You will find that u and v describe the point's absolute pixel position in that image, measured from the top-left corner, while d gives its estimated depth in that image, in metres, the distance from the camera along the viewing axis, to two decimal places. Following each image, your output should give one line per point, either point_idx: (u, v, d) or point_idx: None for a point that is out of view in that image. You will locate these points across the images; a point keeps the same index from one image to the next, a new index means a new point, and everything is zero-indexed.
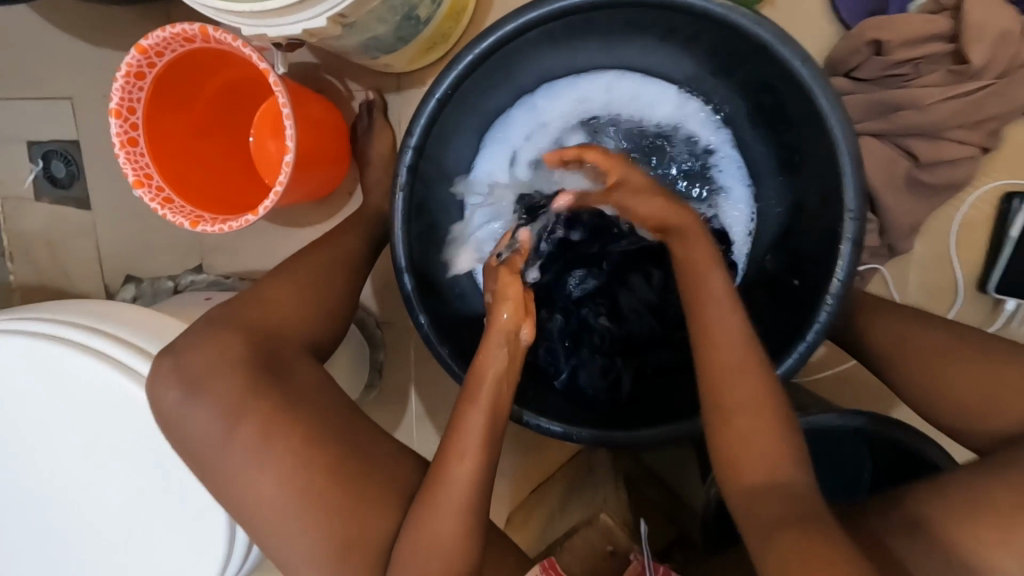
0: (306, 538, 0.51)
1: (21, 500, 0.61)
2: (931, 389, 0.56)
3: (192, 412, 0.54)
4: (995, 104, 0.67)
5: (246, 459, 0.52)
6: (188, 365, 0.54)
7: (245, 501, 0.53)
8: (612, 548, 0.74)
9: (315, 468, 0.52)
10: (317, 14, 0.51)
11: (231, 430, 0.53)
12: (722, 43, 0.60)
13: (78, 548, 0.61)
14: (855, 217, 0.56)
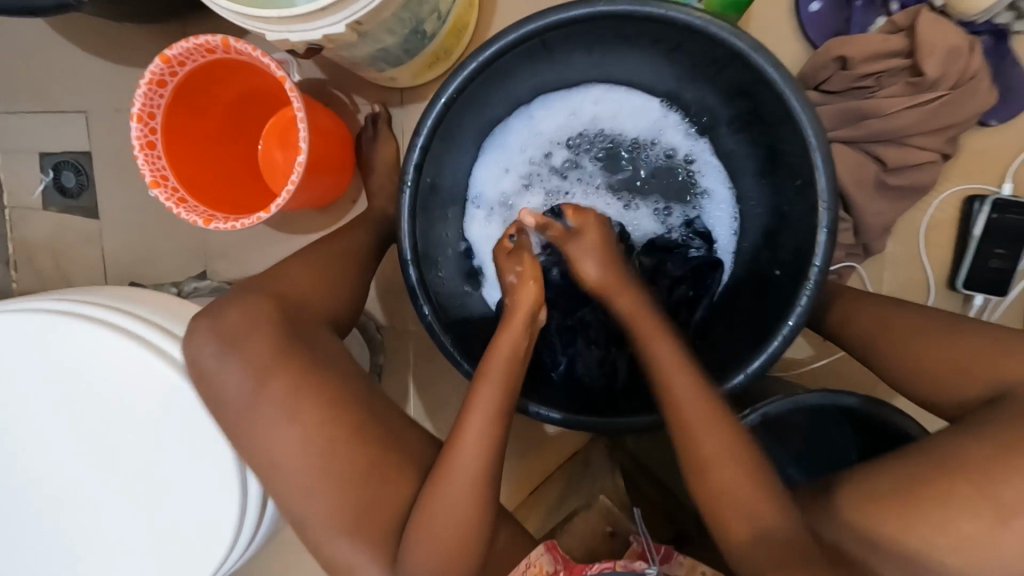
0: (326, 498, 0.54)
1: (31, 482, 0.62)
2: (905, 363, 0.60)
3: (221, 372, 0.56)
4: (950, 112, 0.74)
5: (275, 415, 0.56)
6: (222, 327, 0.57)
7: (270, 463, 0.56)
8: (611, 528, 0.70)
9: (336, 434, 0.55)
10: (336, 21, 0.56)
11: (260, 389, 0.56)
12: (701, 54, 0.66)
13: (88, 527, 0.62)
14: (827, 208, 0.61)
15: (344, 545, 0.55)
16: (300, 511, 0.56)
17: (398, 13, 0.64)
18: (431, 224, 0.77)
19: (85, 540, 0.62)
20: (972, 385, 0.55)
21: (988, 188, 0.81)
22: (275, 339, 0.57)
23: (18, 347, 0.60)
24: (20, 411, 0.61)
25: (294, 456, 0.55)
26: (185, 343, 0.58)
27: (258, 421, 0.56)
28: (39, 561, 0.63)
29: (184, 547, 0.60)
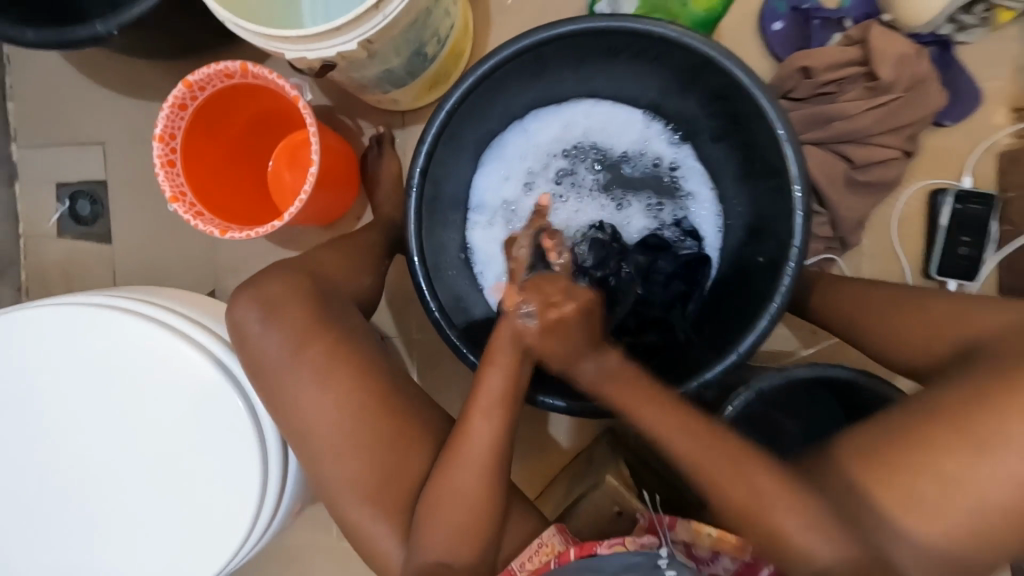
0: (358, 458, 0.60)
1: (53, 475, 0.63)
2: (885, 336, 0.64)
3: (265, 338, 0.61)
4: (907, 112, 0.81)
5: (312, 379, 0.60)
6: (268, 296, 0.62)
7: (304, 429, 0.60)
8: (618, 508, 0.75)
9: (360, 411, 0.60)
10: (349, 39, 0.63)
11: (299, 352, 0.60)
12: (679, 63, 0.73)
13: (108, 517, 0.63)
14: (801, 193, 0.67)
15: (369, 509, 0.60)
16: (330, 476, 0.61)
17: (403, 35, 0.71)
18: (435, 228, 0.83)
19: (104, 530, 0.63)
20: (943, 345, 0.59)
21: (950, 183, 0.88)
22: (297, 327, 0.61)
23: (42, 340, 0.63)
24: (41, 405, 0.63)
25: (326, 422, 0.60)
26: (230, 304, 0.63)
27: (296, 385, 0.60)
28: (56, 554, 0.64)
29: (204, 528, 0.62)
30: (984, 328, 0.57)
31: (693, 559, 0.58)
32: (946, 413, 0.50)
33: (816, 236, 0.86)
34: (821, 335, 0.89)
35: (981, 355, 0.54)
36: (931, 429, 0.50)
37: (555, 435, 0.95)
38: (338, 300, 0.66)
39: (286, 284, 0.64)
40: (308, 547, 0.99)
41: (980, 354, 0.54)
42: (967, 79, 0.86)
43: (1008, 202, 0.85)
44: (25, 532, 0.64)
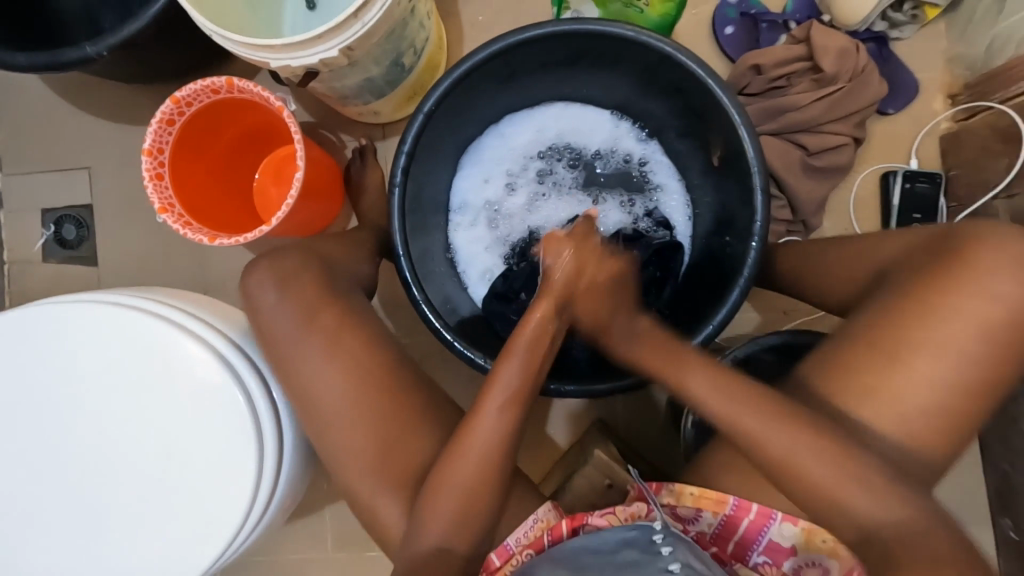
0: (365, 423, 0.62)
1: (50, 475, 0.64)
2: (822, 275, 0.71)
3: (280, 305, 0.64)
4: (851, 101, 0.88)
5: (318, 347, 0.63)
6: (283, 267, 0.66)
7: (316, 397, 0.63)
8: (609, 481, 0.80)
9: (372, 380, 0.63)
10: (331, 47, 0.68)
11: (313, 322, 0.64)
12: (639, 62, 0.79)
13: (105, 512, 0.64)
14: (759, 172, 0.72)
15: (372, 482, 0.62)
16: (334, 450, 0.63)
17: (381, 46, 0.76)
18: (418, 228, 0.86)
19: (100, 527, 0.64)
20: (862, 272, 0.67)
21: (898, 165, 0.94)
22: (302, 303, 0.64)
23: (42, 338, 0.65)
24: (40, 402, 0.65)
25: (333, 393, 0.62)
26: (245, 278, 0.66)
27: (305, 356, 0.63)
28: (51, 553, 0.64)
29: (200, 521, 0.63)
30: (892, 253, 0.65)
31: (679, 518, 0.60)
32: (873, 344, 0.58)
33: (777, 219, 0.91)
34: (790, 318, 0.95)
35: (892, 277, 0.62)
36: None
37: (550, 430, 0.96)
38: (335, 282, 0.68)
39: (301, 259, 0.68)
40: (306, 563, 0.97)
41: (891, 277, 0.62)
42: (903, 71, 0.93)
43: (951, 180, 0.93)
44: (20, 531, 0.64)
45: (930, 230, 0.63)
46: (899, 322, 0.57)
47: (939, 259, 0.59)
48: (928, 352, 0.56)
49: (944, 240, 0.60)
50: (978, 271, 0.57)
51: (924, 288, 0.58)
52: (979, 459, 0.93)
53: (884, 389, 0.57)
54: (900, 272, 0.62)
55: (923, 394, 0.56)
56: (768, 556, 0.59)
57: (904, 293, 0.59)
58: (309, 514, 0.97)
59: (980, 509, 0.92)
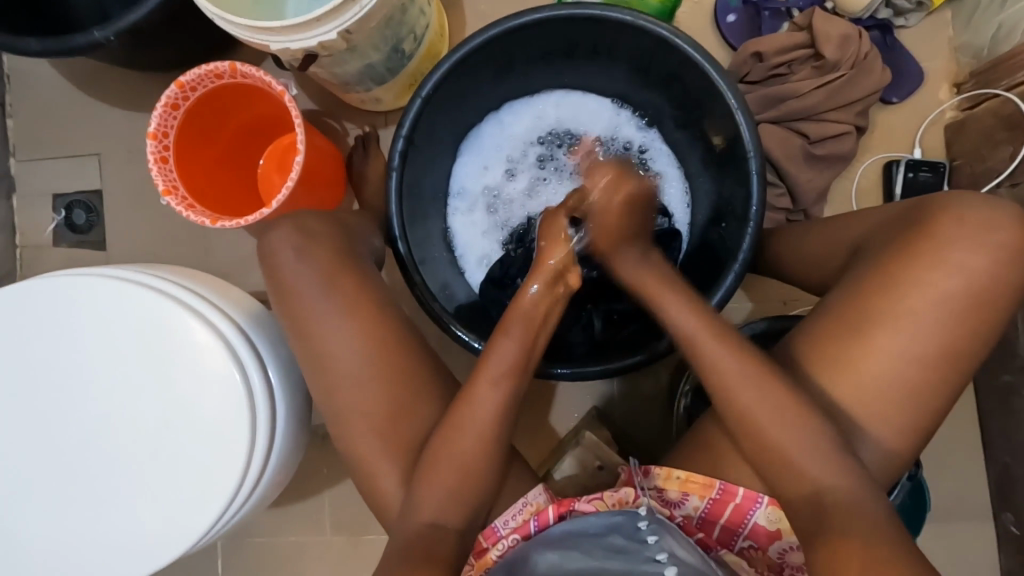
0: (371, 388, 0.63)
1: (52, 446, 0.67)
2: (802, 256, 0.71)
3: (299, 264, 0.65)
4: (852, 89, 0.87)
5: (332, 312, 0.64)
6: (307, 227, 0.67)
7: (328, 357, 0.64)
8: (599, 463, 0.81)
9: (382, 350, 0.64)
10: (329, 29, 0.69)
11: (332, 285, 0.65)
12: (637, 47, 0.79)
13: (104, 479, 0.66)
14: (755, 156, 0.71)
15: (370, 448, 0.63)
16: (337, 414, 0.64)
17: (380, 31, 0.77)
18: (418, 213, 0.86)
19: (99, 493, 0.66)
20: (839, 250, 0.67)
21: (902, 155, 0.94)
22: (327, 261, 0.65)
23: (46, 309, 0.67)
24: (44, 373, 0.67)
25: (348, 355, 0.63)
26: (265, 238, 0.67)
27: (324, 314, 0.64)
28: (52, 517, 0.66)
29: (195, 488, 0.65)
30: (866, 230, 0.65)
31: (665, 503, 0.60)
32: (841, 319, 0.58)
33: (775, 207, 0.90)
34: (789, 307, 0.94)
35: (866, 252, 0.62)
36: None
37: (548, 418, 0.96)
38: (355, 250, 0.70)
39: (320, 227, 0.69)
40: (303, 545, 0.99)
41: (865, 252, 0.62)
42: (907, 59, 0.92)
43: (955, 169, 0.92)
44: (21, 496, 0.67)
45: (901, 205, 0.63)
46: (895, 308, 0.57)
47: (904, 234, 0.59)
48: (918, 335, 0.56)
49: (911, 215, 0.60)
50: (945, 245, 0.56)
51: (893, 260, 0.58)
52: (981, 454, 0.92)
53: (864, 363, 0.57)
54: (872, 247, 0.62)
55: (905, 369, 0.56)
56: (752, 540, 0.60)
57: (876, 265, 0.59)
58: (309, 497, 0.99)
59: (981, 503, 0.91)
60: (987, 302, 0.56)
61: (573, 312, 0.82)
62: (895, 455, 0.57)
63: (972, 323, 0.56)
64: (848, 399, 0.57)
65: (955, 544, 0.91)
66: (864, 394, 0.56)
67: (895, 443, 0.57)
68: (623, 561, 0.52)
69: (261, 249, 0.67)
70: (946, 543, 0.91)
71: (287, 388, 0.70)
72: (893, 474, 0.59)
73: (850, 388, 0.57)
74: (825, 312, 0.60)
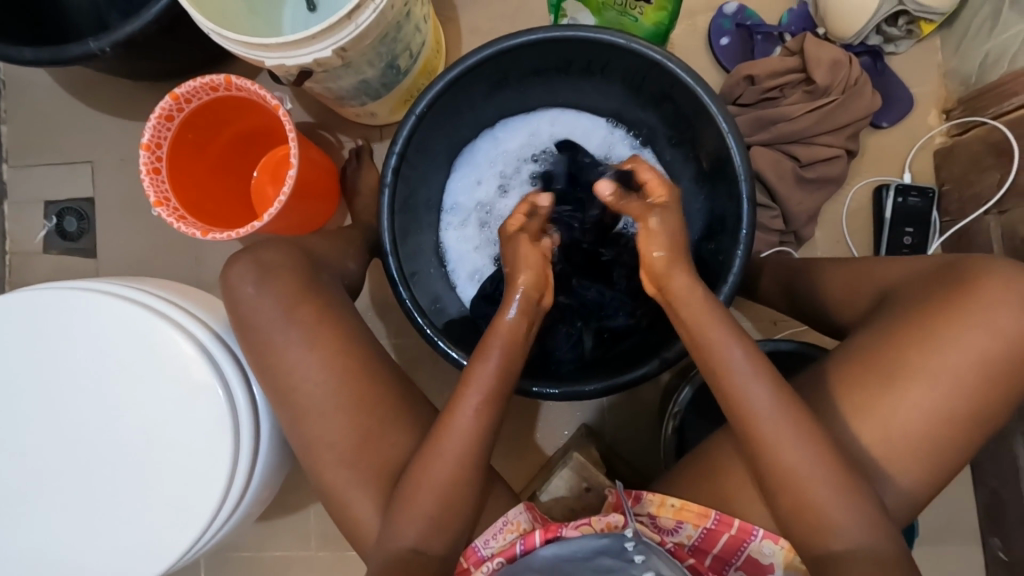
0: (354, 407, 0.63)
1: (31, 459, 0.66)
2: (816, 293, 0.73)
3: (260, 296, 0.64)
4: (844, 113, 0.88)
5: (300, 337, 0.64)
6: (265, 260, 0.66)
7: (308, 381, 0.63)
8: (586, 484, 0.81)
9: (365, 372, 0.64)
10: (324, 47, 0.69)
11: (301, 308, 0.64)
12: (629, 68, 0.80)
13: (81, 499, 0.65)
14: (746, 179, 0.71)
15: (352, 469, 0.63)
16: (315, 432, 0.63)
17: (376, 47, 0.78)
18: (411, 228, 0.86)
19: (72, 512, 0.65)
20: (861, 295, 0.67)
21: (891, 178, 0.95)
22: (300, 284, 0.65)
23: (29, 323, 0.66)
24: (25, 384, 0.66)
25: (318, 378, 0.63)
26: (226, 267, 0.67)
27: (287, 342, 0.64)
28: (29, 533, 0.65)
29: (172, 511, 0.64)
30: (894, 277, 0.65)
31: (658, 530, 0.61)
32: (851, 360, 0.60)
33: (768, 228, 0.91)
34: (780, 328, 0.95)
35: (887, 306, 0.62)
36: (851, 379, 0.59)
37: (536, 436, 0.96)
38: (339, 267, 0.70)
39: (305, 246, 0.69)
40: (287, 560, 0.97)
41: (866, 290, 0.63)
42: (897, 83, 0.94)
43: (944, 194, 0.93)
44: None
45: (934, 260, 0.63)
46: (895, 338, 0.58)
47: (930, 288, 0.60)
48: (896, 362, 0.57)
49: (948, 272, 0.60)
50: (947, 290, 0.58)
51: (917, 309, 0.59)
52: (970, 477, 0.92)
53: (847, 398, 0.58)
54: (900, 298, 0.62)
55: (886, 398, 0.57)
56: (745, 570, 0.59)
57: (895, 317, 0.60)
58: (295, 512, 0.97)
59: (969, 525, 0.91)
60: (975, 329, 0.56)
61: (566, 327, 0.80)
62: (884, 483, 0.57)
63: (960, 351, 0.56)
64: (830, 422, 0.58)
65: (943, 566, 0.91)
66: (845, 416, 0.58)
67: (881, 468, 0.57)
68: None
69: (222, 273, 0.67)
70: (936, 567, 0.91)
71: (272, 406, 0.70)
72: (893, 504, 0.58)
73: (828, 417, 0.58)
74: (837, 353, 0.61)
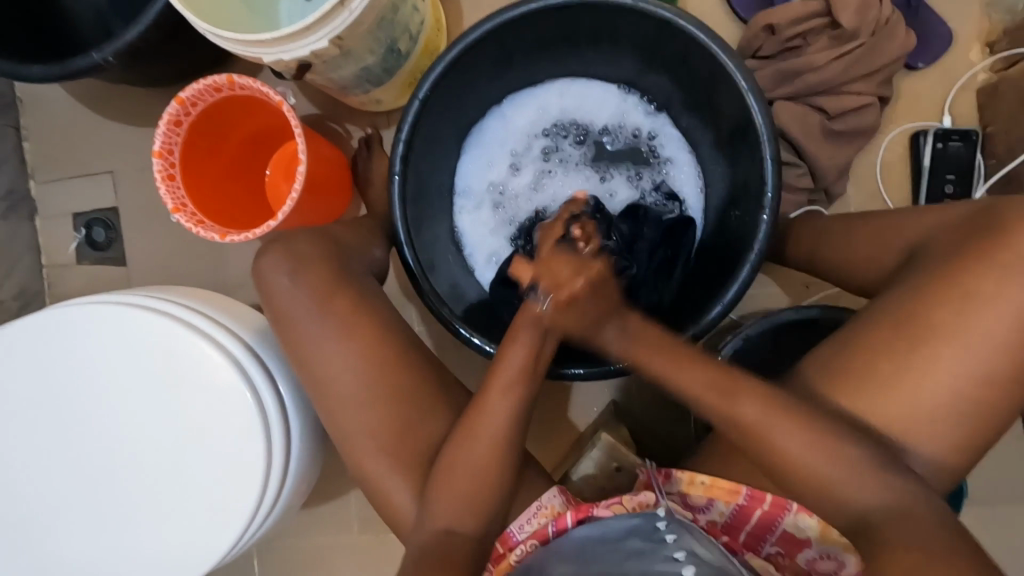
0: (380, 400, 0.64)
1: (80, 466, 0.69)
2: (841, 254, 0.69)
3: (294, 288, 0.65)
4: (874, 57, 0.82)
5: (323, 335, 0.64)
6: (298, 250, 0.68)
7: (334, 376, 0.64)
8: (617, 465, 0.80)
9: (389, 366, 0.65)
10: (320, 38, 0.68)
11: (325, 304, 0.65)
12: (642, 29, 0.75)
13: (130, 502, 0.68)
14: (769, 140, 0.67)
15: (384, 458, 0.64)
16: (345, 427, 0.64)
17: (373, 33, 0.76)
18: (425, 215, 0.85)
19: (122, 514, 0.68)
20: (892, 248, 0.64)
21: (929, 124, 0.88)
22: (320, 281, 0.65)
23: (65, 337, 0.68)
24: (67, 397, 0.69)
25: (344, 369, 0.64)
26: (259, 259, 0.68)
27: (312, 338, 0.64)
28: (86, 534, 0.69)
29: (214, 510, 0.67)
30: (926, 229, 0.62)
31: (689, 507, 0.59)
32: (894, 323, 0.56)
33: (795, 187, 0.86)
34: (813, 291, 0.91)
35: (921, 260, 0.59)
36: (877, 337, 0.57)
37: (567, 414, 0.96)
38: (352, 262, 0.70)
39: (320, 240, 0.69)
40: (333, 544, 1.01)
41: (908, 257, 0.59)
42: (935, 19, 0.87)
43: (988, 137, 0.86)
44: (54, 515, 0.69)
45: (967, 207, 0.59)
46: (936, 299, 0.55)
47: (970, 239, 0.56)
48: (936, 326, 0.54)
49: (984, 219, 0.57)
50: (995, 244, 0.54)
51: (960, 268, 0.55)
52: (1019, 437, 0.88)
53: (885, 364, 0.56)
54: (930, 249, 0.59)
55: (930, 361, 0.54)
56: (781, 546, 0.58)
57: (932, 272, 0.56)
58: (335, 499, 1.01)
59: (1021, 486, 0.88)
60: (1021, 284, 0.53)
61: None
62: (927, 450, 0.55)
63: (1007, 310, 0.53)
64: (868, 391, 0.56)
65: (995, 528, 0.88)
66: (884, 382, 0.55)
67: (923, 436, 0.54)
68: (638, 563, 0.51)
69: (253, 266, 0.68)
70: (986, 526, 0.88)
71: (300, 404, 0.72)
72: (940, 473, 0.55)
73: (866, 387, 0.56)
74: (870, 316, 0.58)
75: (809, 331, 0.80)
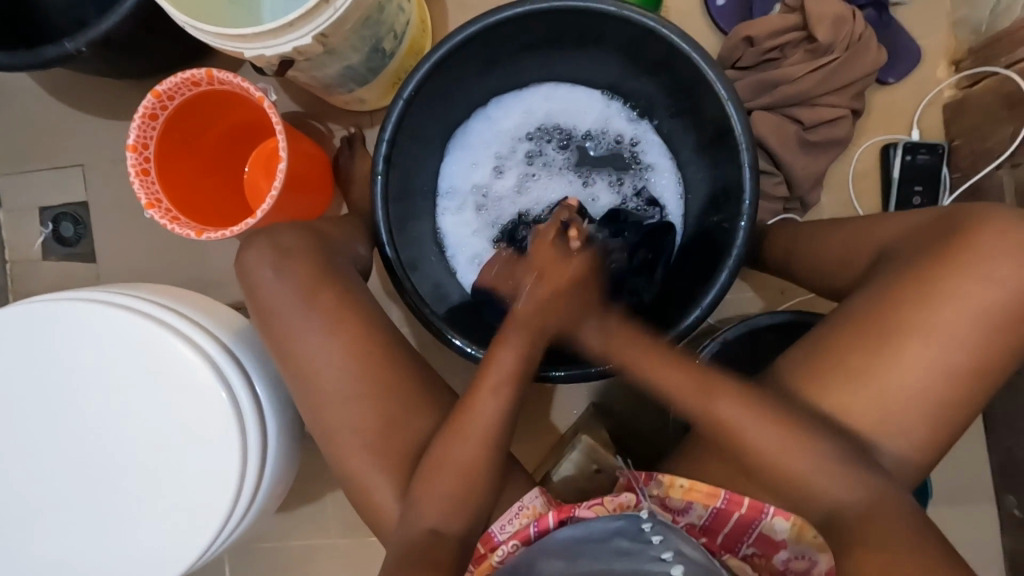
0: (359, 401, 0.63)
1: (44, 469, 0.66)
2: (814, 258, 0.70)
3: (272, 286, 0.64)
4: (847, 72, 0.85)
5: (301, 334, 0.63)
6: (279, 246, 0.66)
7: (313, 376, 0.63)
8: (597, 466, 0.81)
9: (369, 366, 0.64)
10: (303, 34, 0.67)
11: (303, 304, 0.64)
12: (626, 36, 0.76)
13: (97, 507, 0.66)
14: (747, 148, 0.69)
15: (364, 459, 0.63)
16: (323, 428, 0.63)
17: (357, 31, 0.75)
18: (407, 216, 0.85)
19: (89, 519, 0.66)
20: (862, 252, 0.66)
21: (899, 136, 0.91)
22: (301, 280, 0.64)
23: (29, 336, 0.66)
24: (32, 397, 0.66)
25: (323, 371, 0.63)
26: (240, 254, 0.67)
27: (290, 338, 0.63)
28: (49, 541, 0.66)
29: (185, 514, 0.65)
30: (892, 235, 0.64)
31: (668, 510, 0.60)
32: (865, 328, 0.58)
33: (771, 195, 0.89)
34: (789, 296, 0.93)
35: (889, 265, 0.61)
36: (848, 341, 0.58)
37: (547, 416, 0.96)
38: (334, 262, 0.69)
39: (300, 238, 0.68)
40: (309, 548, 0.99)
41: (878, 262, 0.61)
42: (904, 36, 0.90)
43: (954, 150, 0.90)
44: (15, 521, 0.67)
45: (932, 212, 0.62)
46: (905, 305, 0.57)
47: (935, 245, 0.58)
48: (905, 331, 0.56)
49: (946, 224, 0.59)
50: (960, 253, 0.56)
51: (927, 274, 0.57)
52: (982, 438, 0.91)
53: (855, 369, 0.57)
54: (896, 253, 0.61)
55: (898, 364, 0.56)
56: (758, 547, 0.59)
57: (901, 278, 0.58)
58: (313, 502, 0.99)
59: (983, 486, 0.91)
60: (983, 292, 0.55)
61: None
62: (895, 451, 0.56)
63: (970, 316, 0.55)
64: (841, 394, 0.57)
65: (959, 526, 0.91)
66: (856, 386, 0.57)
67: (891, 437, 0.56)
68: (628, 562, 0.52)
69: (236, 262, 0.67)
70: (951, 525, 0.91)
71: (277, 405, 0.70)
72: (907, 473, 0.57)
73: (839, 390, 0.57)
74: (843, 322, 0.60)
75: (784, 335, 0.82)
